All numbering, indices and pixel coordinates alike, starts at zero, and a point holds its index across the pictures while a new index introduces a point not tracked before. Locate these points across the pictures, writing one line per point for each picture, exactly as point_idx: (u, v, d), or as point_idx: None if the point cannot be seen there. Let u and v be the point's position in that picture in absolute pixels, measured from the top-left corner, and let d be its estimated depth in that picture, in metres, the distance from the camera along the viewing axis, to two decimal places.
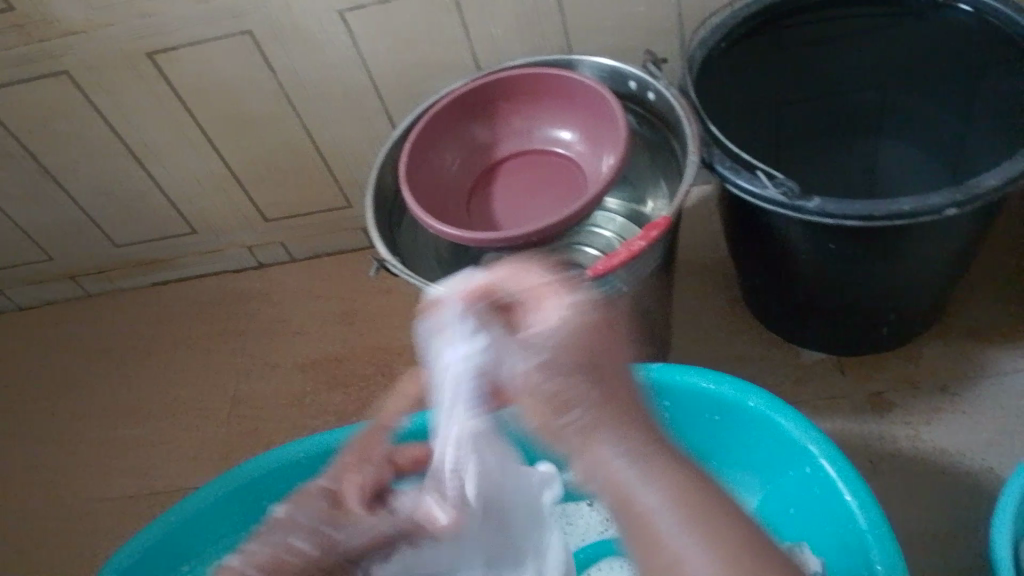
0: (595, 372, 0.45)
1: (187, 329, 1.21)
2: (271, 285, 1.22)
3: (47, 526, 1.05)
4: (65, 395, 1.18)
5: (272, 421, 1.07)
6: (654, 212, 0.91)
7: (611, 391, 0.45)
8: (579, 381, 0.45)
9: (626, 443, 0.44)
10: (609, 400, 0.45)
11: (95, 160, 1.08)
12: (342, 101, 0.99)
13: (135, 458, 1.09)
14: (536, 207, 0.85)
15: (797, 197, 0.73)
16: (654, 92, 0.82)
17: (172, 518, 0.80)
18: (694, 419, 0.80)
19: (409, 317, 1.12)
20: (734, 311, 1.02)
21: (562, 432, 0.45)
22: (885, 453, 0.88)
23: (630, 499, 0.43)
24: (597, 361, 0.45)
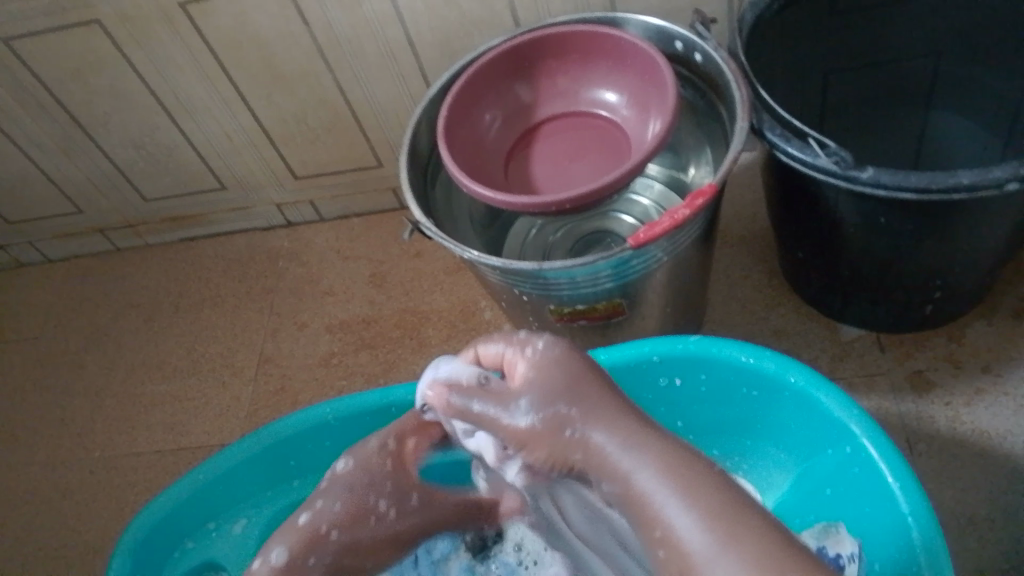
0: (576, 394, 0.52)
1: (215, 286, 1.20)
2: (300, 244, 1.21)
3: (76, 478, 1.06)
4: (95, 348, 1.18)
5: (299, 380, 1.07)
6: (696, 181, 0.88)
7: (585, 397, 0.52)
8: (564, 405, 0.51)
9: (601, 425, 0.51)
10: (588, 412, 0.51)
11: (125, 112, 1.06)
12: (376, 58, 0.97)
13: (163, 412, 1.09)
14: (576, 171, 0.83)
15: (850, 167, 0.70)
16: (701, 54, 0.79)
17: (202, 474, 0.79)
18: (732, 392, 0.78)
19: (439, 280, 1.11)
20: (772, 284, 1.00)
21: (568, 449, 0.51)
22: (923, 433, 0.86)
23: (632, 480, 0.49)
24: (580, 383, 0.52)
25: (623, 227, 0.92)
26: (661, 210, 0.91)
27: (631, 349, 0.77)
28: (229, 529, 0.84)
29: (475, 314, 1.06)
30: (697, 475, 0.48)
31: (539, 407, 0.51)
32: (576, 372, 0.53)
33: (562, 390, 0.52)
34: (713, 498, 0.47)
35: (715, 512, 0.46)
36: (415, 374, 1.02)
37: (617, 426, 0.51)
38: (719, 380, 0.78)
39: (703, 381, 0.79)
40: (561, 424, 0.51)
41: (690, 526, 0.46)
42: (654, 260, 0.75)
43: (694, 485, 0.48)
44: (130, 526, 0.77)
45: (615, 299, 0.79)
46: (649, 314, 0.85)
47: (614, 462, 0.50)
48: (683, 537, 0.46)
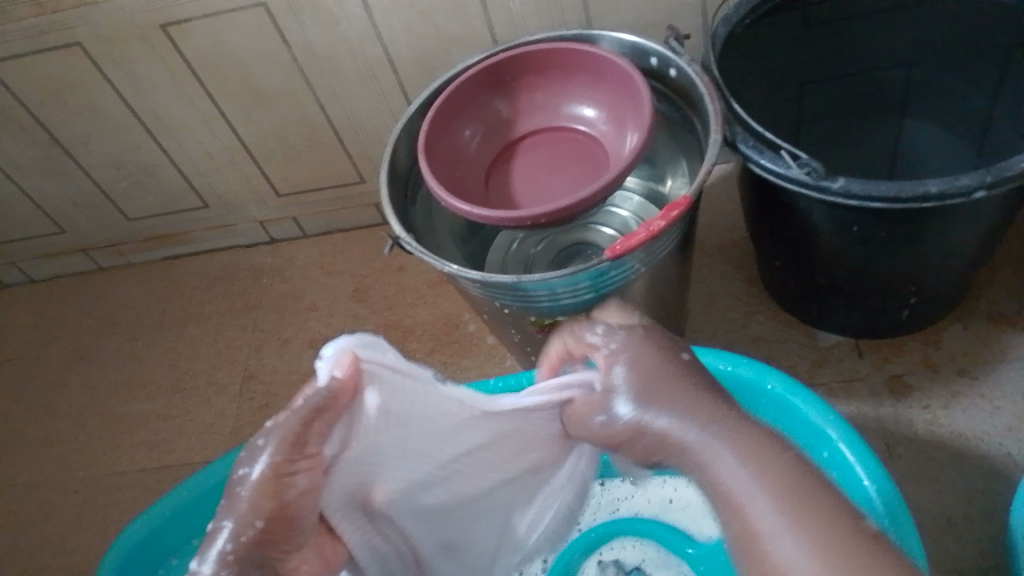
0: (664, 393, 0.52)
1: (198, 303, 1.21)
2: (283, 261, 1.22)
3: (59, 499, 1.06)
4: (78, 367, 1.18)
5: (283, 396, 1.07)
6: (673, 192, 0.89)
7: (668, 393, 0.52)
8: (651, 401, 0.52)
9: (691, 416, 0.51)
10: (676, 401, 0.52)
11: (106, 132, 1.07)
12: (355, 75, 0.98)
13: (147, 430, 1.09)
14: (556, 185, 0.84)
15: (821, 177, 0.72)
16: (675, 68, 0.80)
17: (183, 492, 0.79)
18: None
19: (422, 294, 1.11)
20: (751, 292, 1.01)
21: (659, 443, 0.52)
22: (901, 436, 0.87)
23: (710, 464, 0.49)
24: (665, 380, 0.53)
25: (601, 238, 0.93)
26: (639, 222, 0.92)
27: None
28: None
29: (458, 326, 1.07)
30: (796, 475, 0.46)
31: (634, 400, 0.54)
32: (669, 368, 0.54)
33: (647, 390, 0.53)
34: (789, 480, 0.46)
35: (792, 491, 0.45)
36: None
37: (693, 414, 0.51)
38: None
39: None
40: (644, 419, 0.53)
41: (764, 505, 0.45)
42: (632, 271, 0.76)
43: (775, 470, 0.46)
44: (113, 547, 0.77)
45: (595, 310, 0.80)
46: None
47: (693, 451, 0.50)
48: (758, 518, 0.45)
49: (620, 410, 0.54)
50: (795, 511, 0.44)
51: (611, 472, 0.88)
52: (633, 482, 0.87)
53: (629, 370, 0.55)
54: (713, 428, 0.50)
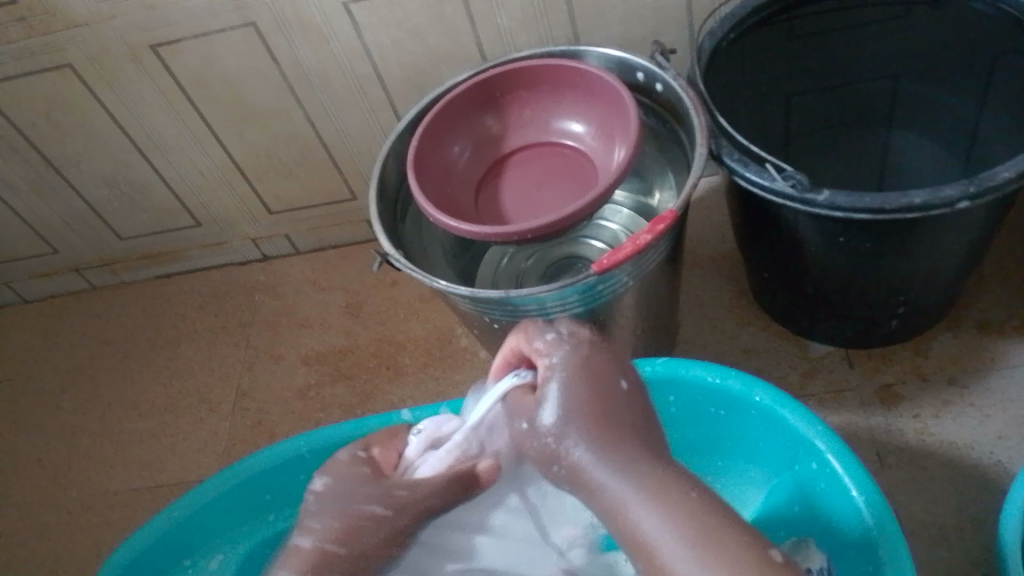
0: (580, 418, 0.53)
1: (191, 321, 1.21)
2: (276, 277, 1.22)
3: (52, 520, 1.05)
4: (70, 387, 1.18)
5: (276, 413, 1.07)
6: (661, 204, 0.90)
7: (587, 421, 0.53)
8: (571, 425, 0.53)
9: (603, 452, 0.51)
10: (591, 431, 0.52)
11: (98, 151, 1.07)
12: (345, 93, 0.99)
13: (140, 449, 1.09)
14: (544, 200, 0.84)
15: (806, 190, 0.72)
16: (661, 83, 0.81)
17: (177, 512, 0.79)
18: (701, 413, 0.80)
19: (415, 309, 1.12)
20: (742, 304, 1.02)
21: (570, 472, 0.53)
22: (892, 446, 0.87)
23: (615, 502, 0.50)
24: (586, 406, 0.53)
25: (591, 252, 0.94)
26: (629, 235, 0.93)
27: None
28: (205, 566, 0.83)
29: (451, 341, 1.07)
30: (700, 513, 0.48)
31: (558, 417, 0.53)
32: (592, 385, 0.55)
33: (569, 415, 0.53)
34: (696, 518, 0.47)
35: (701, 536, 0.46)
36: (392, 404, 1.03)
37: (608, 453, 0.51)
38: (689, 401, 0.79)
39: (672, 403, 0.80)
40: (560, 445, 0.53)
41: (676, 550, 0.46)
42: (620, 284, 0.77)
43: (680, 510, 0.48)
44: (104, 566, 0.77)
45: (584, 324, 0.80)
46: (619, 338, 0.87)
47: (600, 485, 0.51)
48: (671, 566, 0.46)
49: (546, 419, 0.54)
50: (700, 551, 0.46)
51: None
52: None
53: (563, 390, 0.55)
54: (624, 466, 0.51)
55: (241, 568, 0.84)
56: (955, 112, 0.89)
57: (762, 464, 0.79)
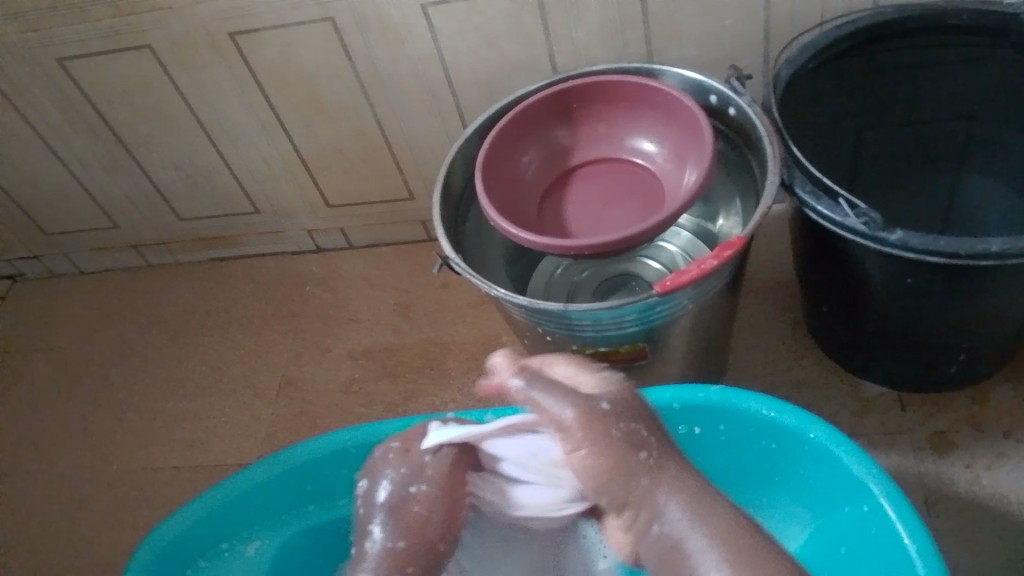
0: (633, 411, 0.56)
1: (243, 307, 1.22)
2: (330, 269, 1.23)
3: (94, 489, 1.07)
4: (121, 361, 1.20)
5: (320, 405, 1.08)
6: (725, 231, 0.89)
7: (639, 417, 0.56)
8: (630, 413, 0.56)
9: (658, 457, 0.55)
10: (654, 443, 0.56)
11: (168, 133, 1.09)
12: (416, 94, 0.99)
13: (184, 428, 1.11)
14: (611, 216, 0.84)
15: (878, 227, 0.71)
16: (735, 107, 0.80)
17: (222, 493, 0.80)
18: (751, 445, 0.79)
19: (463, 312, 1.12)
20: (795, 335, 1.00)
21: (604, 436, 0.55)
22: (942, 494, 0.85)
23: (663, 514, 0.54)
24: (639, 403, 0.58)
25: (648, 272, 0.93)
26: (688, 258, 0.92)
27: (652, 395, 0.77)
28: (244, 550, 0.83)
29: (497, 348, 1.07)
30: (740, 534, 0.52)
31: (608, 394, 0.57)
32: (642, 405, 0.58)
33: (627, 396, 0.57)
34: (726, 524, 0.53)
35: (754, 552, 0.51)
36: (435, 405, 1.03)
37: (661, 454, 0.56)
38: (738, 431, 0.78)
39: (722, 431, 0.79)
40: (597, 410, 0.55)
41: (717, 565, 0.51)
42: (681, 307, 0.76)
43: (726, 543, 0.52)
44: (142, 548, 0.77)
45: (638, 343, 0.80)
46: (671, 361, 0.86)
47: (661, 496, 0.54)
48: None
49: (587, 385, 0.57)
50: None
51: None
52: None
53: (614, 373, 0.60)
54: (676, 485, 0.55)
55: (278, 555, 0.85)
56: None
57: (810, 503, 0.78)
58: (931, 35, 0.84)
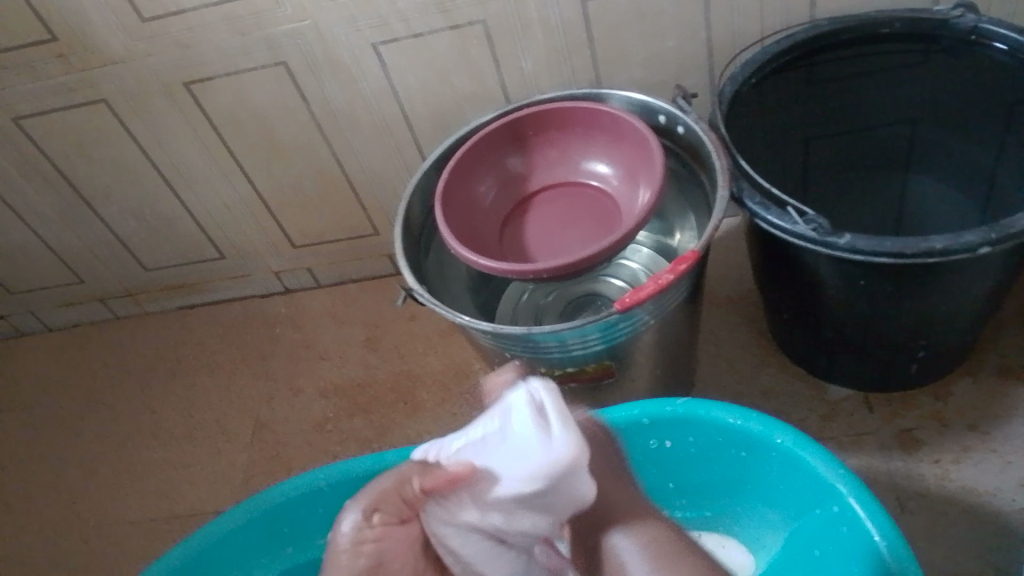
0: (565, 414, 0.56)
1: (212, 353, 1.22)
2: (297, 310, 1.23)
3: (68, 548, 1.06)
4: (91, 415, 1.19)
5: (294, 445, 1.07)
6: (681, 246, 0.90)
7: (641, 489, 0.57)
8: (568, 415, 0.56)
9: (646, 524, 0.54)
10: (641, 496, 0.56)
11: (128, 184, 1.10)
12: (371, 131, 1.01)
13: (158, 479, 1.09)
14: (570, 238, 0.85)
15: (827, 233, 0.73)
16: (683, 126, 0.83)
17: (196, 542, 0.79)
18: (721, 454, 0.80)
19: (433, 343, 1.13)
20: (760, 344, 1.02)
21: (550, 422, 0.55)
22: (912, 492, 0.87)
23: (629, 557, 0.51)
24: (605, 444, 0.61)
25: (610, 289, 0.94)
26: (649, 274, 0.93)
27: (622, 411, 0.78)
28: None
29: (468, 376, 1.08)
30: None
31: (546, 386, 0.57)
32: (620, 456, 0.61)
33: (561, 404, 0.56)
34: None
35: None
36: (409, 438, 1.03)
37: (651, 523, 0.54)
38: (708, 442, 0.79)
39: (692, 443, 0.80)
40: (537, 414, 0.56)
41: None
42: (642, 323, 0.77)
43: None
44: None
45: (604, 361, 0.81)
46: (638, 377, 0.87)
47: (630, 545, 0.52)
48: None
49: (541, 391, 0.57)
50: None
51: None
52: None
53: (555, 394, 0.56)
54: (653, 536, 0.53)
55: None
56: (971, 159, 0.90)
57: (782, 508, 0.79)
58: (866, 45, 0.87)
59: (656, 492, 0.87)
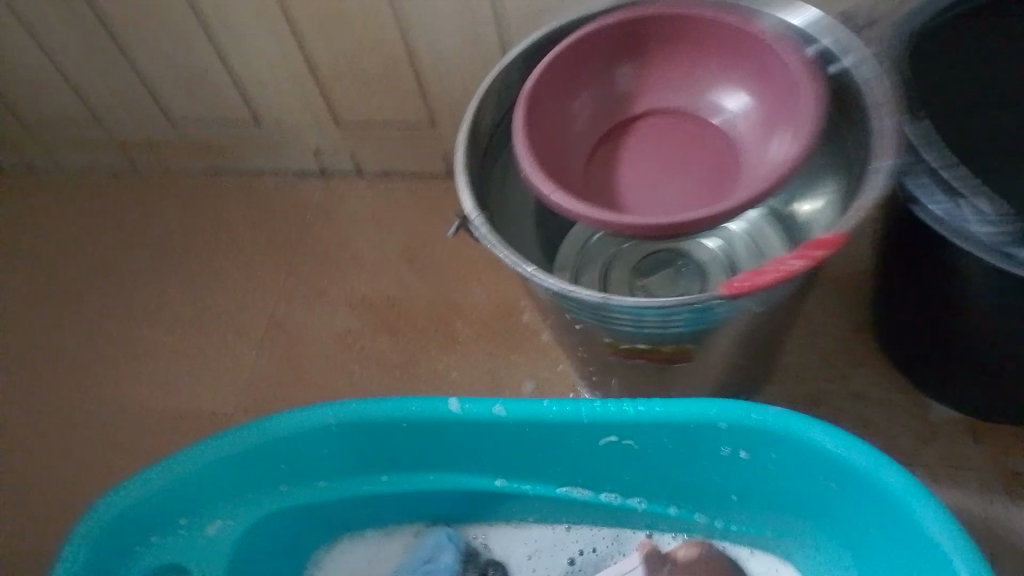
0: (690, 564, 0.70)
1: (234, 231, 1.09)
2: (334, 197, 1.09)
3: (56, 419, 0.97)
4: (97, 277, 1.08)
5: (310, 354, 0.96)
6: (809, 221, 0.73)
7: None
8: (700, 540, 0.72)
9: None
10: None
11: (159, 22, 0.93)
12: (449, 6, 0.83)
13: (160, 364, 0.99)
14: (673, 183, 0.68)
15: (1005, 242, 0.59)
16: (838, 67, 0.66)
17: (176, 468, 0.68)
18: (805, 480, 0.64)
19: (478, 267, 0.99)
20: (858, 338, 0.86)
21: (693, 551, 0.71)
22: (1010, 547, 0.74)
23: None
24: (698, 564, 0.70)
25: (701, 250, 0.79)
26: (750, 245, 0.78)
27: (698, 409, 0.63)
28: (202, 532, 0.71)
29: (513, 314, 0.95)
30: None
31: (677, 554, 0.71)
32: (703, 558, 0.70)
33: None
34: None
35: None
36: (436, 372, 0.92)
37: None
38: (794, 462, 0.63)
39: (773, 462, 0.64)
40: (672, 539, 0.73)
41: None
42: (742, 312, 0.62)
43: None
44: (77, 531, 0.65)
45: (686, 344, 0.66)
46: (715, 365, 0.73)
47: None
48: None
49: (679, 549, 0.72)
50: None
51: (664, 524, 0.73)
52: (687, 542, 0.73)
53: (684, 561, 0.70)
54: None
55: (241, 536, 0.71)
56: None
57: (866, 553, 0.64)
58: None
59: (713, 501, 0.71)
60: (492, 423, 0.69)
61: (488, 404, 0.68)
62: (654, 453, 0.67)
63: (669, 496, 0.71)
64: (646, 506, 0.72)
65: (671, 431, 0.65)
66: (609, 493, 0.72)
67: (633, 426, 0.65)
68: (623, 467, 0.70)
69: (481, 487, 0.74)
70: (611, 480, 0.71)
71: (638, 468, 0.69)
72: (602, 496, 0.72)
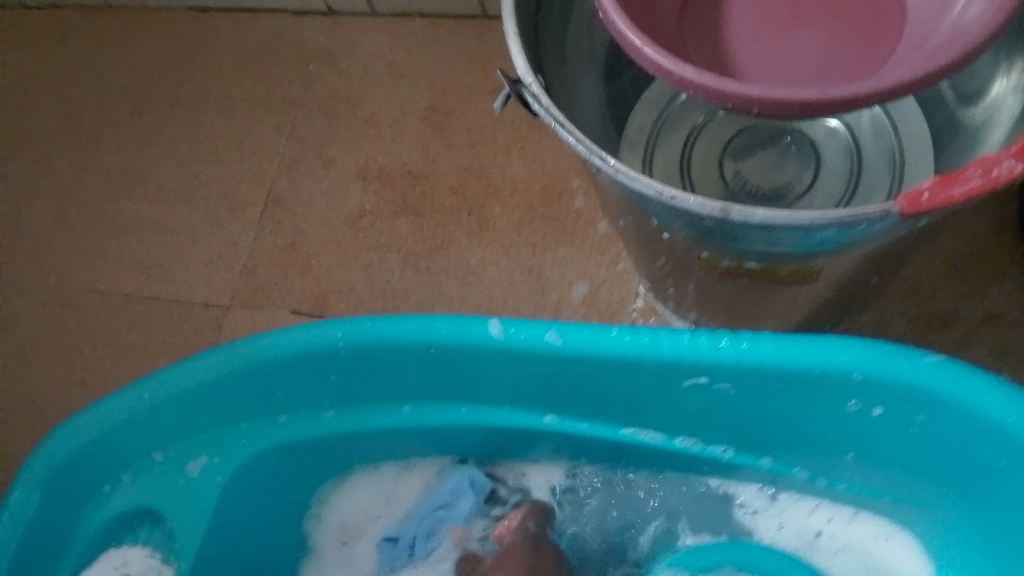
0: None
1: (223, 81, 0.90)
2: (343, 42, 0.89)
3: (19, 305, 0.82)
4: (63, 136, 0.90)
5: (316, 239, 0.80)
6: (984, 123, 0.53)
7: None
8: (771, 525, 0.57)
9: None
10: None
11: None
12: None
13: (141, 244, 0.83)
14: (810, 36, 0.46)
15: None
16: None
17: (151, 394, 0.54)
18: (957, 449, 0.50)
19: (518, 135, 0.81)
20: (1000, 245, 0.68)
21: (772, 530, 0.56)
22: None
23: None
24: None
25: (815, 128, 0.61)
26: (879, 135, 0.60)
27: (833, 352, 0.48)
28: (181, 472, 0.56)
29: (560, 196, 0.78)
30: None
31: None
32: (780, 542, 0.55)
33: None
34: None
35: None
36: (467, 265, 0.77)
37: None
38: (948, 428, 0.49)
39: (918, 424, 0.50)
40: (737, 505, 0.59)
41: None
42: (899, 228, 0.44)
43: None
44: (22, 473, 0.51)
45: (810, 264, 0.49)
46: (834, 286, 0.56)
47: None
48: None
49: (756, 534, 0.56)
50: None
51: (750, 476, 0.60)
52: (773, 496, 0.60)
53: None
54: None
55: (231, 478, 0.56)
56: None
57: (1019, 546, 0.51)
58: None
59: (821, 458, 0.57)
60: (547, 355, 0.53)
61: (541, 327, 0.53)
62: (756, 402, 0.53)
63: (763, 447, 0.58)
64: (734, 458, 0.59)
65: (785, 379, 0.50)
66: (687, 438, 0.59)
67: (735, 372, 0.51)
68: (711, 415, 0.56)
69: (527, 425, 0.60)
70: (693, 425, 0.57)
71: (733, 415, 0.55)
72: (679, 442, 0.59)
